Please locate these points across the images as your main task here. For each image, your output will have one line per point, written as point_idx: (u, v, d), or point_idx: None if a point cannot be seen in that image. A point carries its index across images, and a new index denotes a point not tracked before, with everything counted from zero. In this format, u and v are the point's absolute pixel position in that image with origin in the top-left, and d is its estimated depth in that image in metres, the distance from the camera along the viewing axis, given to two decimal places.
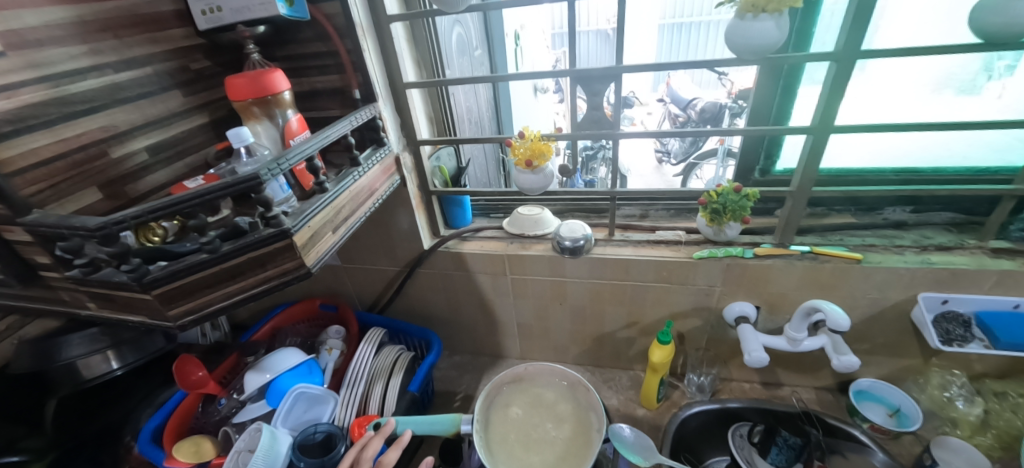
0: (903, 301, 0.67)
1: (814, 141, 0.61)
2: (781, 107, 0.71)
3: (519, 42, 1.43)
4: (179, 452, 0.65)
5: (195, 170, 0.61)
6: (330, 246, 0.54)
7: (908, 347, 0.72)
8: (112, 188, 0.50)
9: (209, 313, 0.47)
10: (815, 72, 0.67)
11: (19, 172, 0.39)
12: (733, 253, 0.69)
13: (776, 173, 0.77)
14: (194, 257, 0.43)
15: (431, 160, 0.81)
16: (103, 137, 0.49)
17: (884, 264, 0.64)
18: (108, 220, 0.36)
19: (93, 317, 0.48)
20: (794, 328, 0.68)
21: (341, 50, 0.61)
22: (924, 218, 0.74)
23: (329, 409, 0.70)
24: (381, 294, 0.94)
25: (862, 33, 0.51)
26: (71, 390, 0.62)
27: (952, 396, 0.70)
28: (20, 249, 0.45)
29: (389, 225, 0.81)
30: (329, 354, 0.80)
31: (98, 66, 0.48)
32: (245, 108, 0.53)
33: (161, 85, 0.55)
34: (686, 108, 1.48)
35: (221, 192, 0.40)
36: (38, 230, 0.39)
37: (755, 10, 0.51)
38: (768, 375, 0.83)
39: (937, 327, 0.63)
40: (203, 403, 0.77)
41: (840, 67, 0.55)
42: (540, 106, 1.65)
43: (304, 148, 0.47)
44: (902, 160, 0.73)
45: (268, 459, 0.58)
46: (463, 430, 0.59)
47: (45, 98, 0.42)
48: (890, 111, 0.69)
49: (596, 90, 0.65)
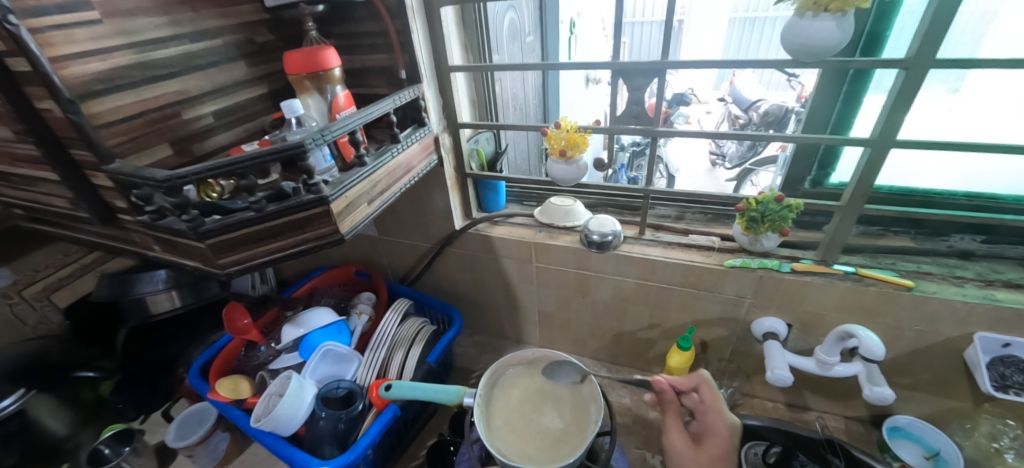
0: (955, 338, 0.61)
1: (872, 154, 0.56)
2: (841, 115, 0.66)
3: (574, 30, 1.38)
4: (220, 387, 0.72)
5: (253, 135, 0.66)
6: (365, 216, 0.57)
7: (956, 388, 0.65)
8: (180, 146, 0.55)
9: (253, 265, 0.52)
10: (884, 79, 0.62)
11: (106, 125, 0.45)
12: (768, 266, 0.66)
13: (828, 186, 0.73)
14: (244, 214, 0.48)
15: (469, 143, 0.83)
16: (177, 99, 0.54)
17: (938, 295, 0.59)
18: (173, 174, 0.41)
19: (158, 258, 0.55)
20: (826, 351, 0.64)
21: (391, 30, 0.63)
22: (994, 250, 0.66)
23: (353, 369, 0.75)
24: (411, 267, 0.98)
25: (939, 38, 0.46)
26: (139, 321, 0.78)
27: (1002, 448, 0.62)
28: (102, 193, 0.52)
29: (426, 204, 0.84)
30: (358, 318, 0.85)
31: (176, 36, 0.52)
32: (299, 82, 0.57)
33: (229, 55, 0.60)
34: (748, 108, 1.11)
35: (269, 157, 0.44)
36: (118, 177, 0.45)
37: (815, 9, 0.47)
38: (794, 397, 0.79)
39: (991, 370, 0.57)
40: (246, 348, 0.83)
41: (909, 76, 0.49)
42: (592, 97, 1.60)
43: (348, 122, 0.50)
44: (976, 182, 0.66)
45: (295, 403, 0.64)
46: (466, 403, 0.58)
47: (129, 62, 0.47)
48: (968, 127, 0.62)
49: (636, 83, 0.64)
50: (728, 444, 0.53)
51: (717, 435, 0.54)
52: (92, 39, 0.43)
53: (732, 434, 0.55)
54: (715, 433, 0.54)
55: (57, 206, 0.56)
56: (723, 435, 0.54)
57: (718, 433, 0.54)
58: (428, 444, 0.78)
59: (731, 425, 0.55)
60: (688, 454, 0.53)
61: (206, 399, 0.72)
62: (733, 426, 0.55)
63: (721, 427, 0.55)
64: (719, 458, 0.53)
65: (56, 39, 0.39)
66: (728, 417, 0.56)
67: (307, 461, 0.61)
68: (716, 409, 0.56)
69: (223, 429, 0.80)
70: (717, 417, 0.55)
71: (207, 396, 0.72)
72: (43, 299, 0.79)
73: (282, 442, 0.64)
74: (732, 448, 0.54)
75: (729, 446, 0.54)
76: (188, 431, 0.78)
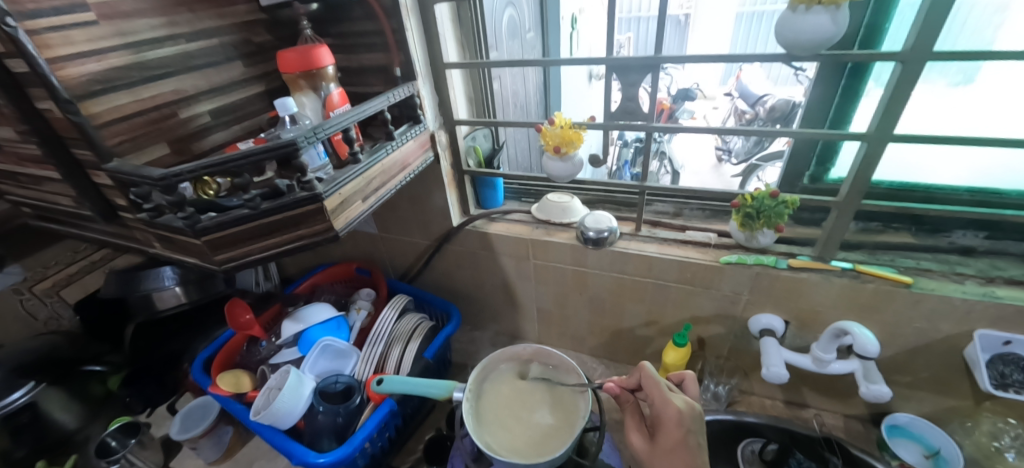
0: (955, 335, 0.60)
1: (868, 149, 0.55)
2: (840, 110, 0.65)
3: (576, 26, 1.37)
4: (222, 381, 0.73)
5: (250, 134, 0.67)
6: (360, 213, 0.58)
7: (956, 386, 0.64)
8: (178, 144, 0.56)
9: (249, 261, 0.53)
10: (884, 72, 0.61)
11: (105, 125, 0.46)
12: (764, 262, 0.66)
13: (828, 181, 0.72)
14: (239, 211, 0.48)
15: (466, 140, 0.83)
16: (174, 99, 0.55)
17: (937, 292, 0.58)
18: (168, 173, 0.42)
19: (158, 255, 0.56)
20: (822, 348, 0.64)
21: (386, 29, 0.64)
22: (998, 246, 0.65)
23: (351, 363, 0.77)
24: (411, 264, 0.99)
25: (937, 31, 0.45)
26: (146, 317, 0.80)
27: (1002, 447, 0.62)
28: (105, 191, 0.53)
29: (424, 201, 0.85)
30: (357, 314, 0.86)
31: (173, 36, 0.53)
32: (293, 81, 0.58)
33: (226, 55, 0.61)
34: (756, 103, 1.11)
35: (263, 155, 0.45)
36: (117, 175, 0.46)
37: (808, 2, 0.47)
38: (793, 394, 0.79)
39: (990, 368, 0.56)
40: (248, 343, 0.84)
41: (905, 69, 0.48)
42: (595, 93, 1.60)
43: (341, 120, 0.51)
44: (979, 177, 0.65)
45: (294, 397, 0.66)
46: (455, 398, 0.60)
47: (127, 62, 0.48)
48: (971, 121, 0.61)
49: (631, 79, 0.63)
50: (678, 430, 0.47)
51: (667, 425, 0.48)
52: (89, 40, 0.44)
53: (684, 418, 0.48)
54: (665, 424, 0.49)
55: (62, 204, 0.57)
56: (671, 421, 0.48)
57: (668, 423, 0.48)
58: (426, 438, 0.79)
59: (679, 408, 0.49)
60: (645, 453, 0.50)
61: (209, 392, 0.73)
62: (682, 408, 0.49)
63: (669, 414, 0.49)
64: (673, 451, 0.46)
65: (54, 41, 0.40)
66: (674, 400, 0.50)
67: (305, 454, 0.62)
68: (658, 396, 0.51)
69: (226, 423, 0.81)
70: (663, 403, 0.51)
71: (210, 389, 0.73)
72: (53, 295, 0.81)
73: (282, 435, 0.65)
74: (691, 433, 0.47)
75: (685, 433, 0.47)
76: (192, 424, 0.79)
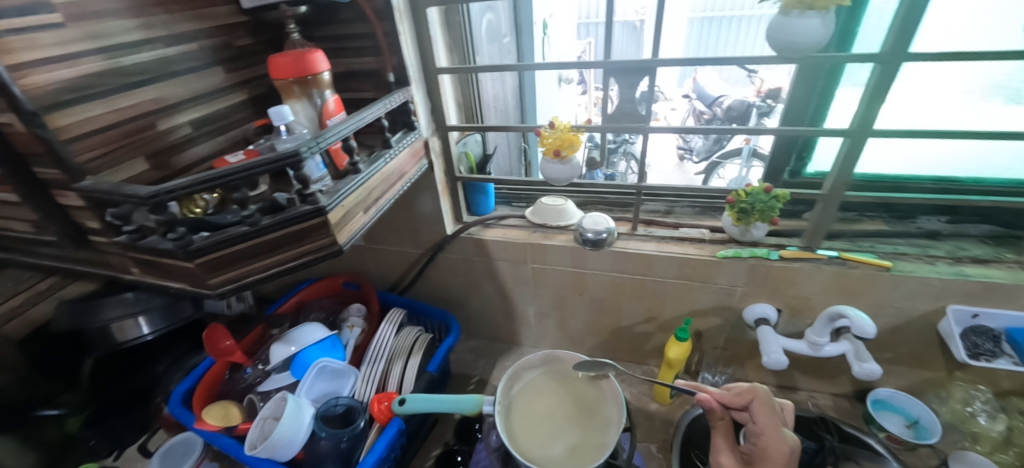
0: (930, 312, 0.65)
1: (850, 144, 0.59)
2: (817, 108, 0.69)
3: (546, 31, 1.38)
4: (208, 415, 0.67)
5: (235, 145, 0.62)
6: (361, 225, 0.55)
7: (932, 359, 0.70)
8: (158, 159, 0.51)
9: (246, 283, 0.49)
10: (857, 73, 0.66)
11: (77, 138, 0.41)
12: (758, 254, 0.69)
13: (806, 175, 0.77)
14: (236, 229, 0.45)
15: (458, 147, 0.82)
16: (153, 108, 0.50)
17: (915, 273, 0.63)
18: (160, 189, 0.38)
19: (135, 280, 0.51)
20: (816, 332, 0.68)
21: (379, 32, 0.61)
22: (958, 229, 0.72)
23: (350, 383, 0.73)
24: (402, 275, 0.96)
25: (910, 36, 0.49)
26: (106, 351, 0.71)
27: (975, 411, 0.68)
28: (72, 213, 0.47)
29: (414, 209, 0.82)
30: (351, 331, 0.82)
31: (149, 40, 0.49)
32: (286, 87, 0.54)
33: (206, 60, 0.56)
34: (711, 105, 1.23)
35: (263, 168, 0.41)
36: (92, 196, 0.41)
37: (801, 7, 0.49)
38: (785, 378, 0.83)
39: (964, 340, 0.61)
40: (231, 370, 0.78)
41: (883, 70, 0.53)
42: (564, 97, 1.62)
43: (341, 128, 0.48)
44: (940, 167, 0.71)
45: (294, 425, 0.61)
46: (486, 411, 0.58)
47: (100, 69, 0.43)
48: (930, 116, 0.67)
49: (628, 82, 0.65)
50: None
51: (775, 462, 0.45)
52: (58, 44, 0.39)
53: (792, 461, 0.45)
54: (770, 461, 0.45)
55: (15, 229, 0.50)
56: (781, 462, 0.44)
57: (773, 458, 0.45)
58: (433, 455, 0.76)
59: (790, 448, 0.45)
60: None
61: (193, 428, 0.67)
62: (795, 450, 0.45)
63: (779, 453, 0.45)
64: None
65: (17, 44, 0.35)
66: (786, 439, 0.46)
67: None
68: (771, 430, 0.47)
69: (212, 458, 0.75)
70: (772, 437, 0.47)
71: (193, 425, 0.67)
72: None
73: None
74: None
75: None
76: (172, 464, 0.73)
